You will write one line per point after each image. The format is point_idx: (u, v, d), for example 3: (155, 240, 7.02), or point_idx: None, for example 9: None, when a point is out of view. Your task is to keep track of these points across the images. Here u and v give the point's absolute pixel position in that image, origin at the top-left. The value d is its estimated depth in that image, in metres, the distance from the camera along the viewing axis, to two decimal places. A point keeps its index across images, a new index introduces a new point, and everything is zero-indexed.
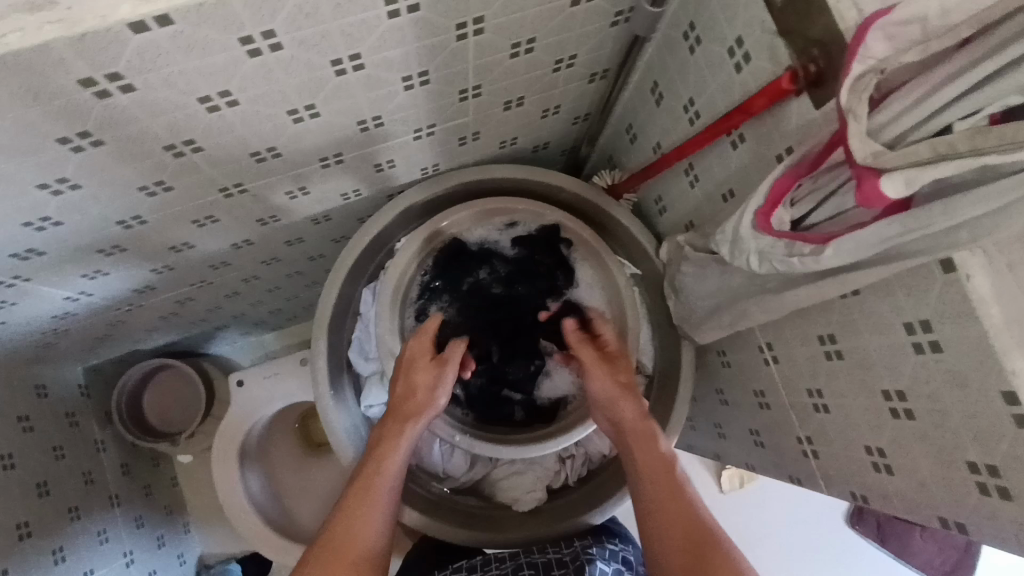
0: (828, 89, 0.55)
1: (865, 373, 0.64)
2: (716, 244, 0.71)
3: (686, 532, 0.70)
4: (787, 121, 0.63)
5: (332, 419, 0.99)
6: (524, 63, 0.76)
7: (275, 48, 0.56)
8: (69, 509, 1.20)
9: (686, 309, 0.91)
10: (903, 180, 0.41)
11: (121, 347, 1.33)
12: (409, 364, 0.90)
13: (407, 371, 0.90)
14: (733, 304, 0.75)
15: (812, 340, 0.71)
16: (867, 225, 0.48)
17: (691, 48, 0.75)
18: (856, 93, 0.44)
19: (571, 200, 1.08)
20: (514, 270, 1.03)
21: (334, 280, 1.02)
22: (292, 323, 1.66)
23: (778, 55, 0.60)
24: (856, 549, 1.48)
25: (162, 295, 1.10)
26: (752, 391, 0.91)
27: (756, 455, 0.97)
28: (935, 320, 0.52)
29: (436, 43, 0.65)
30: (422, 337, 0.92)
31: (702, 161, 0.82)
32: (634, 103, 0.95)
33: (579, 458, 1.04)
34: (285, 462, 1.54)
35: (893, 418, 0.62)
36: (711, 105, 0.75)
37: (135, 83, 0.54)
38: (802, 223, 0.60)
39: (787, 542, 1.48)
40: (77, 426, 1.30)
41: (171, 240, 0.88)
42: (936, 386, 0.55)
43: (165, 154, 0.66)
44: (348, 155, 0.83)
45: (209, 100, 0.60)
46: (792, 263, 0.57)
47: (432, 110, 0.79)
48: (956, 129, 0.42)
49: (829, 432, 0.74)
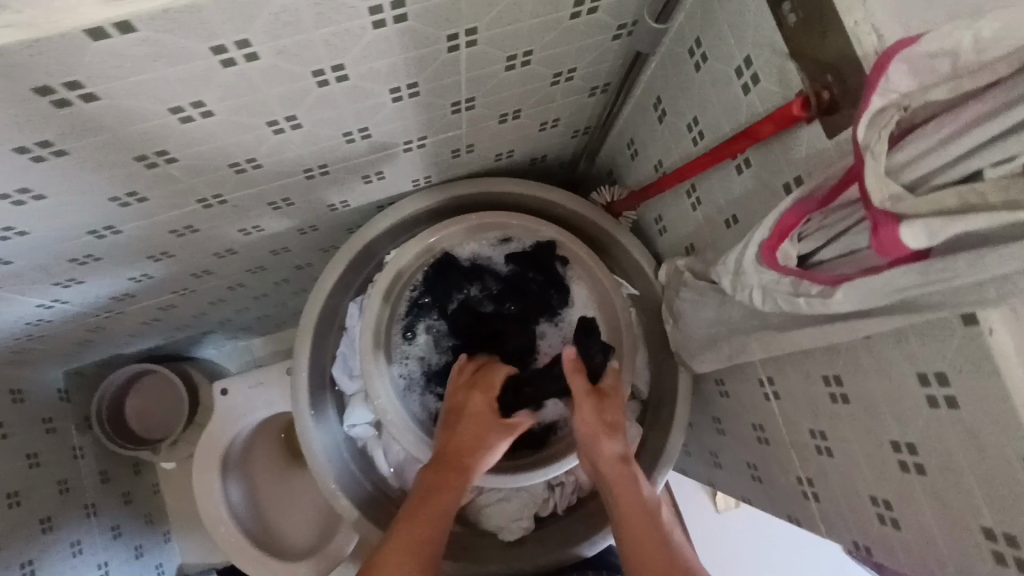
0: (841, 119, 0.51)
1: (872, 420, 0.60)
2: (717, 274, 0.67)
3: (660, 574, 0.64)
4: (796, 149, 0.59)
5: (311, 438, 0.95)
6: (520, 75, 0.72)
7: (250, 58, 0.52)
8: (42, 519, 1.16)
9: (684, 337, 0.86)
10: (924, 233, 0.38)
11: (103, 351, 1.29)
12: (472, 418, 0.85)
13: (468, 424, 0.85)
14: (733, 337, 0.71)
15: (815, 379, 0.68)
16: (882, 273, 0.44)
17: (696, 65, 0.70)
18: (874, 129, 0.41)
19: (567, 216, 1.04)
20: (505, 288, 1.00)
21: (318, 293, 0.98)
22: (281, 328, 1.62)
23: (788, 79, 0.56)
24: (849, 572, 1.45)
25: (143, 302, 1.06)
26: (751, 425, 0.87)
27: (752, 489, 0.93)
28: (952, 374, 0.49)
29: (427, 54, 0.61)
30: (490, 389, 0.87)
31: (704, 184, 0.79)
32: (635, 119, 0.90)
33: (569, 486, 1.00)
34: (268, 471, 1.50)
35: (902, 471, 0.58)
36: (716, 126, 0.71)
37: (98, 93, 0.50)
38: (809, 259, 0.56)
39: (781, 565, 1.45)
40: (54, 433, 1.27)
41: (149, 249, 0.84)
42: (950, 444, 0.52)
43: (137, 164, 0.62)
44: (334, 167, 0.79)
45: (182, 110, 0.56)
46: (798, 303, 0.53)
47: (423, 122, 0.75)
48: (988, 176, 0.37)
49: (831, 475, 0.70)
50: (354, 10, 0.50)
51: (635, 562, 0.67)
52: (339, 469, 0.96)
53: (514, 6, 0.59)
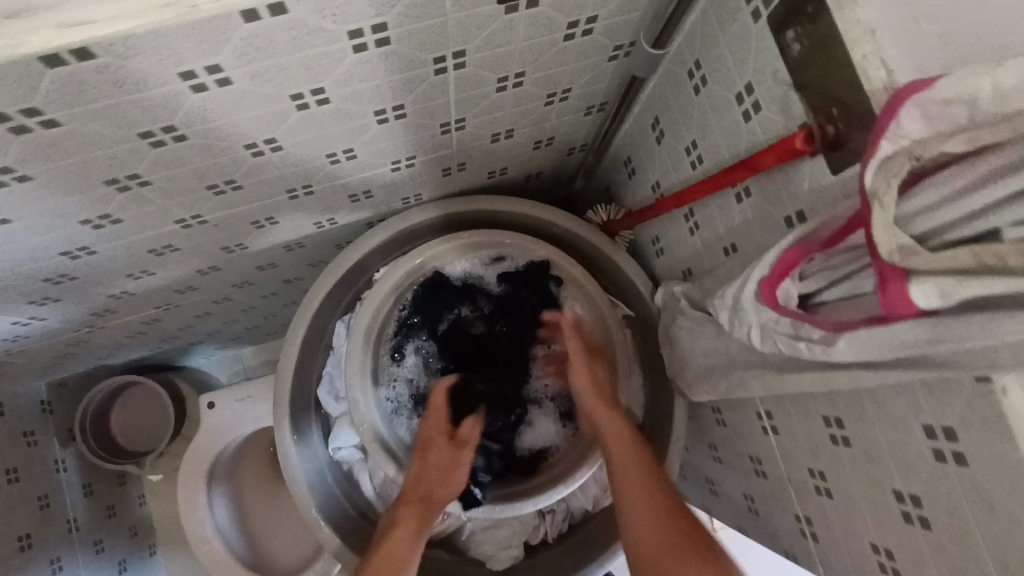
0: (847, 155, 0.49)
1: (875, 466, 0.58)
2: (714, 308, 0.65)
3: (659, 515, 0.70)
4: (798, 182, 0.56)
5: (292, 464, 0.92)
6: (512, 96, 0.70)
7: (223, 83, 0.49)
8: (21, 537, 1.14)
9: (679, 365, 0.84)
10: (936, 292, 0.35)
11: (86, 363, 1.27)
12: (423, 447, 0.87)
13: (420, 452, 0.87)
14: (731, 371, 0.68)
15: (816, 419, 0.65)
16: (887, 324, 0.42)
17: (695, 88, 0.68)
18: (884, 175, 0.38)
19: (562, 234, 1.01)
20: (496, 309, 0.98)
21: (304, 311, 0.95)
22: (271, 338, 1.59)
23: (791, 109, 0.54)
24: None
25: (125, 318, 1.03)
26: (748, 457, 0.84)
27: (748, 522, 0.90)
28: (960, 430, 0.46)
29: (412, 77, 0.58)
30: (438, 410, 0.89)
31: (703, 209, 0.76)
32: (632, 138, 0.88)
33: (560, 514, 0.97)
34: (256, 486, 1.46)
35: (905, 522, 0.56)
36: (715, 152, 0.68)
37: (59, 119, 0.47)
38: (812, 299, 0.53)
39: None
40: (36, 446, 1.24)
41: (127, 268, 0.81)
42: (957, 501, 0.49)
43: (108, 187, 0.59)
44: (318, 187, 0.76)
45: (152, 134, 0.53)
46: (798, 347, 0.51)
47: (411, 143, 0.72)
48: (1006, 236, 0.34)
49: (831, 518, 0.67)
50: (331, 33, 0.48)
51: (634, 509, 0.72)
52: (321, 494, 0.94)
53: (505, 28, 0.56)
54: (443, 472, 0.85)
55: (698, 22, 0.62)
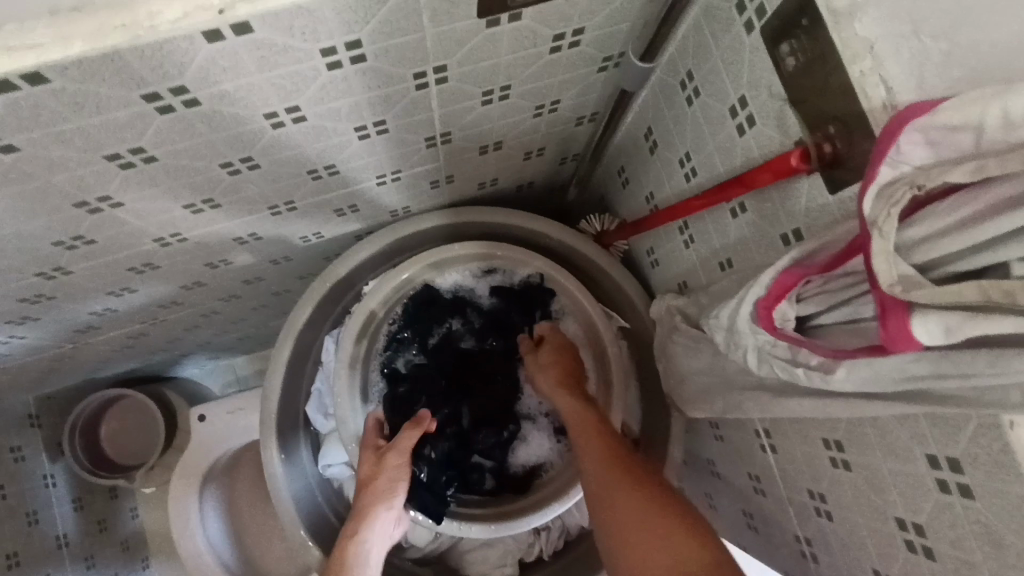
0: (845, 175, 0.46)
1: (876, 492, 0.56)
2: (709, 327, 0.63)
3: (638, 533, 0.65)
4: (795, 200, 0.54)
5: (280, 482, 0.91)
6: (499, 109, 0.67)
7: (190, 103, 0.47)
8: (7, 556, 1.13)
9: (674, 381, 0.81)
10: (941, 329, 0.34)
11: (74, 377, 1.25)
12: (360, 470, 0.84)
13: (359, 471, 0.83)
14: (727, 392, 0.66)
15: (815, 441, 0.63)
16: (888, 355, 0.40)
17: (688, 99, 0.65)
18: (884, 203, 0.36)
19: (556, 246, 0.99)
20: (487, 324, 0.97)
21: (292, 326, 0.93)
22: (265, 348, 1.57)
23: (786, 125, 0.52)
24: None
25: (110, 334, 1.01)
26: (746, 474, 0.82)
27: (748, 539, 0.88)
28: (966, 462, 0.44)
29: (392, 93, 0.56)
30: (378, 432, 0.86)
31: (697, 223, 0.74)
32: (625, 147, 0.85)
33: (556, 531, 0.94)
34: (252, 495, 1.39)
35: (907, 551, 0.54)
36: (709, 165, 0.66)
37: (18, 144, 0.45)
38: (808, 321, 0.51)
39: None
40: (23, 462, 1.22)
41: (106, 287, 0.79)
42: (962, 533, 0.47)
43: (78, 210, 0.57)
44: (301, 202, 0.74)
45: (120, 156, 0.51)
46: (795, 373, 0.49)
47: (395, 157, 0.70)
48: (1016, 270, 0.32)
49: (831, 542, 0.65)
50: (301, 51, 0.46)
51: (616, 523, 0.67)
52: (309, 515, 0.92)
53: (487, 42, 0.54)
54: (381, 487, 0.81)
55: (691, 32, 0.60)
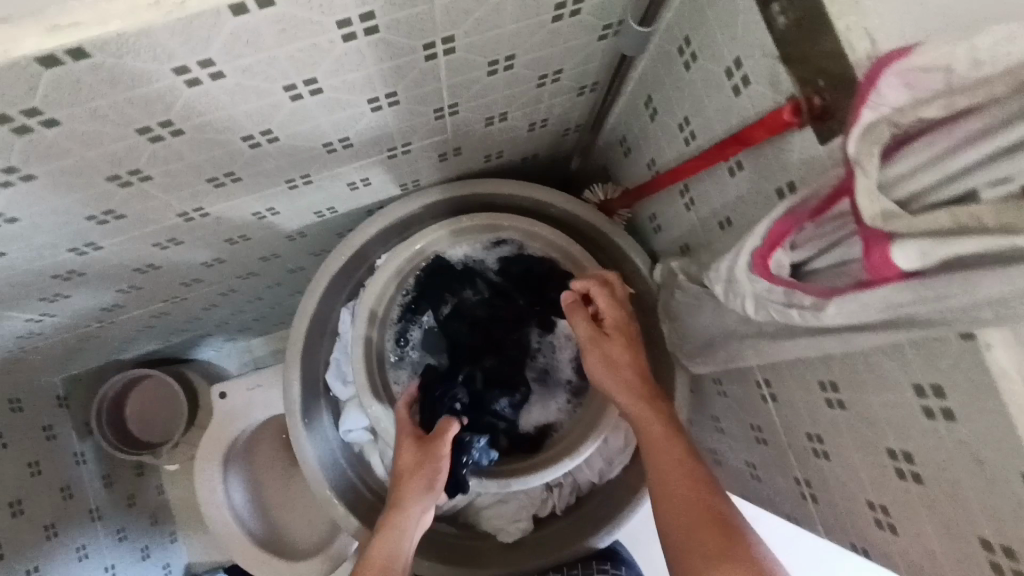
0: (835, 126, 0.49)
1: (869, 427, 0.60)
2: (709, 280, 0.66)
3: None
4: (789, 153, 0.57)
5: (305, 447, 0.95)
6: (504, 80, 0.70)
7: (216, 76, 0.50)
8: (46, 526, 1.18)
9: (679, 339, 0.85)
10: (918, 254, 0.37)
11: (97, 358, 1.29)
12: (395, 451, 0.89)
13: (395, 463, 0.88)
14: (728, 344, 0.70)
15: (812, 385, 0.67)
16: (875, 287, 0.43)
17: (686, 64, 0.68)
18: (866, 143, 0.39)
19: (560, 215, 1.03)
20: (496, 294, 1.00)
21: (311, 298, 0.98)
22: (279, 328, 1.60)
23: (779, 82, 0.54)
24: None
25: (133, 312, 1.05)
26: (749, 425, 0.86)
27: (751, 488, 0.92)
28: (949, 388, 0.48)
29: (402, 64, 0.59)
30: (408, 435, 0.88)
31: (698, 185, 0.77)
32: (627, 116, 0.88)
33: (568, 487, 0.99)
34: (272, 470, 1.48)
35: (899, 478, 0.58)
36: (707, 127, 0.69)
37: (59, 119, 0.49)
38: (803, 268, 0.54)
39: None
40: (54, 440, 1.28)
41: (133, 263, 0.83)
42: (949, 457, 0.51)
43: (110, 184, 0.61)
44: (316, 176, 0.77)
45: (150, 130, 0.54)
46: (790, 314, 0.52)
47: (405, 129, 0.73)
48: (982, 196, 0.35)
49: (830, 480, 0.70)
50: (319, 25, 0.49)
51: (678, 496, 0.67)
52: (333, 477, 0.96)
53: (492, 12, 0.57)
54: (412, 477, 0.84)
55: None
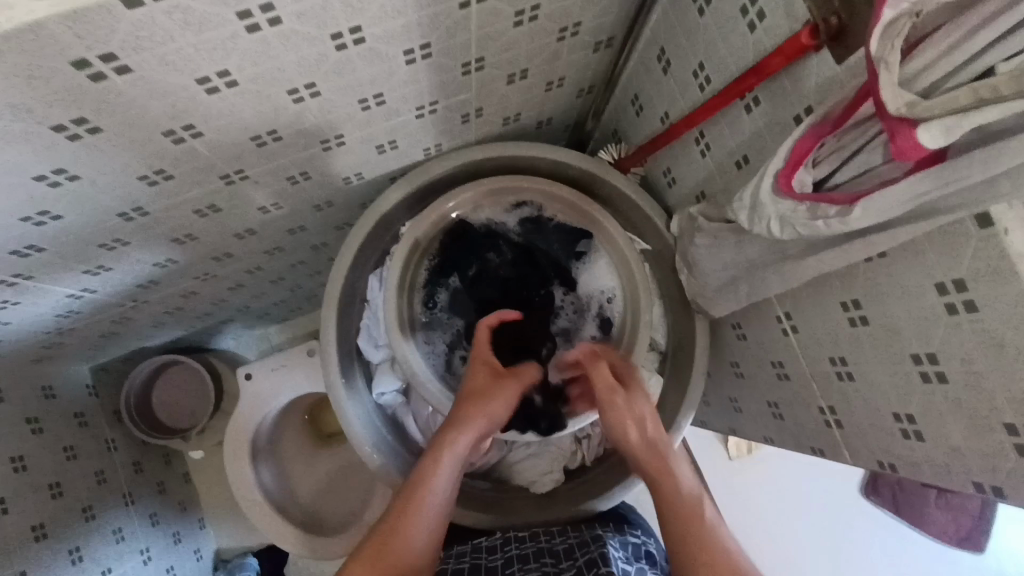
0: (850, 43, 0.53)
1: (891, 337, 0.64)
2: (732, 212, 0.69)
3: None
4: (806, 79, 0.61)
5: (346, 409, 0.99)
6: (528, 32, 0.74)
7: (274, 22, 0.54)
8: (84, 509, 1.21)
9: (699, 283, 0.89)
10: (942, 131, 0.40)
11: (126, 345, 1.32)
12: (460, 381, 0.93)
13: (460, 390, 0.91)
14: (750, 275, 0.73)
15: (834, 307, 0.71)
16: (899, 181, 0.47)
17: (701, 10, 0.72)
18: (890, 39, 0.43)
19: (575, 175, 1.06)
20: (519, 254, 1.04)
21: (341, 266, 1.00)
22: (297, 314, 1.63)
23: (795, 10, 0.58)
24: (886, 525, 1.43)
25: (166, 290, 1.08)
26: (770, 363, 0.90)
27: (774, 428, 0.95)
28: (970, 280, 0.52)
29: (438, 13, 0.63)
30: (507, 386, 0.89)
31: (713, 130, 0.80)
32: (639, 73, 0.92)
33: (596, 438, 1.04)
34: (298, 452, 1.53)
35: (924, 382, 0.62)
36: (722, 69, 0.72)
37: (130, 65, 0.52)
38: (825, 183, 0.58)
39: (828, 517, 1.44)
40: (87, 426, 1.30)
41: (172, 232, 0.86)
42: (970, 349, 0.55)
43: (165, 140, 0.64)
44: (349, 137, 0.80)
45: (209, 80, 0.58)
46: (816, 225, 0.56)
47: (434, 86, 0.77)
48: (1000, 71, 0.39)
49: (853, 400, 0.74)
50: None
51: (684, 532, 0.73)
52: (374, 437, 1.00)
53: None
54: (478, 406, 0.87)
55: None
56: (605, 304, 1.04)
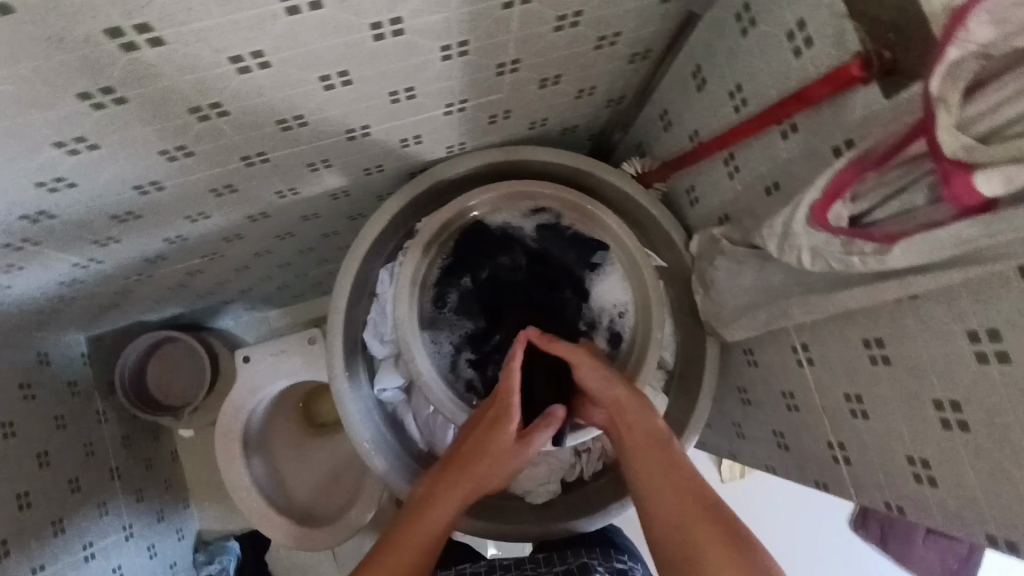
0: (902, 79, 0.52)
1: (914, 379, 0.63)
2: (761, 239, 0.68)
3: (713, 546, 0.64)
4: (850, 111, 0.59)
5: (346, 402, 0.98)
6: (566, 37, 0.72)
7: (314, 6, 0.53)
8: (70, 480, 1.19)
9: (715, 306, 0.88)
10: (1001, 179, 0.40)
11: (125, 317, 1.30)
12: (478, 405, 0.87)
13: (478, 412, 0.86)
14: (771, 303, 0.72)
15: (854, 343, 0.70)
16: (944, 226, 0.46)
17: (744, 31, 0.71)
18: (953, 78, 0.42)
19: (597, 185, 1.05)
20: (533, 260, 1.02)
21: (353, 257, 0.98)
22: (299, 300, 1.61)
23: (845, 40, 0.57)
24: (869, 557, 1.43)
25: (172, 267, 1.06)
26: (780, 392, 0.88)
27: (777, 457, 0.94)
28: (1005, 330, 0.51)
29: (481, 10, 0.61)
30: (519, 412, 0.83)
31: (744, 152, 0.79)
32: (671, 88, 0.90)
33: (596, 453, 1.02)
34: (289, 439, 1.52)
35: (943, 428, 0.61)
36: (761, 92, 0.71)
37: (164, 38, 0.51)
38: (862, 219, 0.57)
39: (815, 546, 1.43)
40: (79, 396, 1.29)
41: (185, 209, 0.84)
42: (998, 399, 0.54)
43: (190, 117, 0.63)
44: (375, 128, 0.79)
45: (241, 60, 0.56)
46: (850, 261, 0.54)
47: (467, 84, 0.75)
48: None
49: (865, 439, 0.73)
50: None
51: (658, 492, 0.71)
52: (373, 432, 0.99)
53: None
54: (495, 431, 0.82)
55: None
56: (616, 318, 1.03)
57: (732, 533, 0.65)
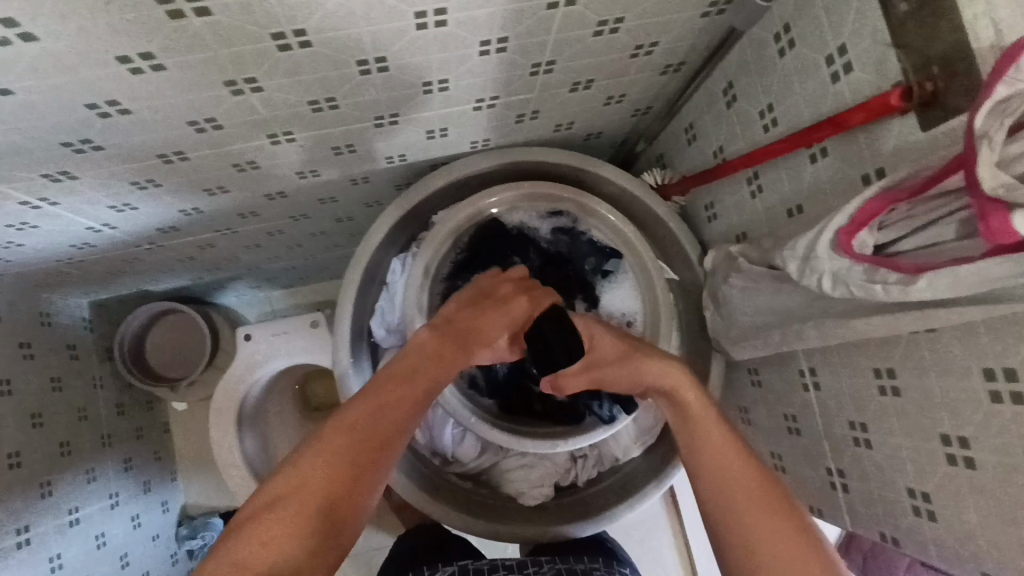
0: (942, 113, 0.52)
1: (923, 413, 0.63)
2: (781, 260, 0.68)
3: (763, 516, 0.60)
4: (884, 140, 0.60)
5: (349, 386, 0.97)
6: (605, 43, 0.72)
7: None
8: (60, 443, 1.18)
9: (725, 323, 0.88)
10: None
11: (130, 285, 1.29)
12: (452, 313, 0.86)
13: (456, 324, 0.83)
14: (785, 325, 0.72)
15: (864, 371, 0.70)
16: (975, 261, 0.46)
17: (781, 51, 0.71)
18: (999, 116, 0.42)
19: (616, 194, 1.05)
20: (547, 261, 1.02)
21: (368, 244, 0.98)
22: (304, 283, 1.60)
23: (887, 69, 0.57)
24: None
25: (184, 238, 1.06)
26: (782, 415, 0.88)
27: None
28: (1022, 371, 0.51)
29: (526, 8, 0.61)
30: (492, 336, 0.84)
31: (769, 173, 0.79)
32: (701, 102, 0.90)
33: (591, 460, 1.02)
34: (281, 421, 1.51)
35: (948, 463, 0.61)
36: (793, 114, 0.71)
37: (210, 8, 0.51)
38: (885, 249, 0.57)
39: None
40: (77, 360, 1.28)
41: (206, 181, 0.84)
42: (1008, 440, 0.54)
43: (224, 90, 0.62)
44: (403, 117, 0.79)
45: (283, 37, 0.56)
46: (872, 289, 0.54)
47: (500, 80, 0.75)
48: None
49: (866, 468, 0.73)
50: None
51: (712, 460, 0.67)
52: None
53: None
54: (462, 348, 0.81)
55: None
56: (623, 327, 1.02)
57: (777, 500, 0.62)
